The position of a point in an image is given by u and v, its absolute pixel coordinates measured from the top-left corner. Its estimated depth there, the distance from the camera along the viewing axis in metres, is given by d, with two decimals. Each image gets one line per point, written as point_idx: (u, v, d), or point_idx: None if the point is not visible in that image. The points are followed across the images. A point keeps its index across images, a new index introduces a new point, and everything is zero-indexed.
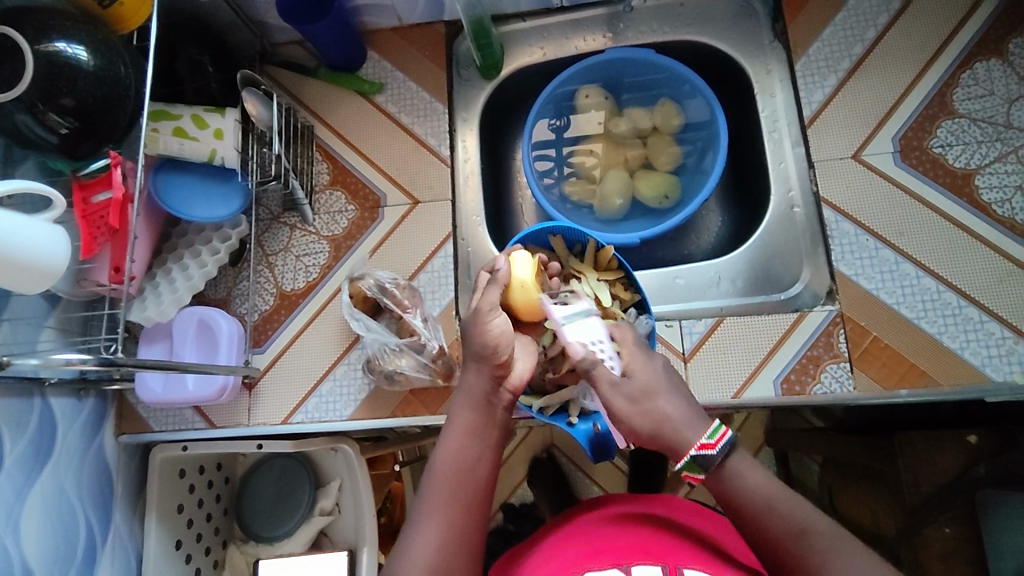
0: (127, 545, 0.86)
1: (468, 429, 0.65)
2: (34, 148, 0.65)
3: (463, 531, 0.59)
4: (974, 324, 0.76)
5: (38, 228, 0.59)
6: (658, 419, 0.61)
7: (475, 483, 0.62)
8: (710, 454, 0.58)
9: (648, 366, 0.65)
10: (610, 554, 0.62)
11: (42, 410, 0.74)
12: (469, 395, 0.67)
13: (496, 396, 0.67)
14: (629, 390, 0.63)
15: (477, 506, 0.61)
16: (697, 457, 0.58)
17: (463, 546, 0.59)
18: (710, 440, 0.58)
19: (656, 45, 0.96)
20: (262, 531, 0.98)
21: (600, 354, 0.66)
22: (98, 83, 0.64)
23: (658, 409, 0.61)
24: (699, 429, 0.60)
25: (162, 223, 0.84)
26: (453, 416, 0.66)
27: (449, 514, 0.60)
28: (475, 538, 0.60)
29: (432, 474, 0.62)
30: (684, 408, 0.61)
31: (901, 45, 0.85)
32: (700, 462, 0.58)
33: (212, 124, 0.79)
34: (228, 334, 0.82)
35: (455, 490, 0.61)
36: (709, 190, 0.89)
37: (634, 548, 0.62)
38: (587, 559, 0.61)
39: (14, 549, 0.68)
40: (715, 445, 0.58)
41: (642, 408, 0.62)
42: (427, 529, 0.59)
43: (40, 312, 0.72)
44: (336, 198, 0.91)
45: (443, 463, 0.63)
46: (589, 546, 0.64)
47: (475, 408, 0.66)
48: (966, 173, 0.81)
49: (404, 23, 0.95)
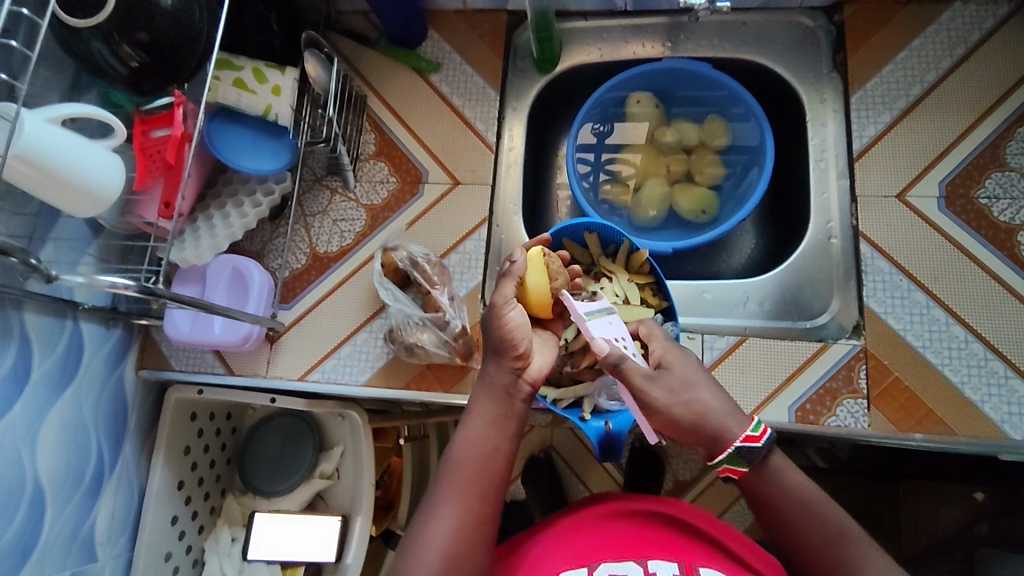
0: (132, 478, 0.88)
1: (490, 420, 0.67)
2: (101, 76, 0.67)
3: (475, 521, 0.63)
4: (998, 378, 0.76)
5: (96, 153, 0.61)
6: (700, 409, 0.64)
7: (491, 473, 0.65)
8: (755, 446, 0.63)
9: (684, 359, 0.67)
10: (628, 546, 0.66)
11: (72, 333, 0.76)
12: (489, 386, 0.68)
13: (516, 388, 0.68)
14: (669, 381, 0.64)
15: (491, 495, 0.65)
16: (743, 447, 0.63)
17: (476, 533, 0.62)
18: (755, 433, 0.63)
19: (713, 60, 0.96)
20: (260, 485, 0.99)
21: (625, 349, 0.67)
22: (173, 23, 0.66)
23: (696, 400, 0.64)
24: (741, 423, 0.64)
25: (209, 169, 0.86)
26: (473, 405, 0.68)
27: (465, 502, 0.63)
28: (487, 526, 0.64)
29: (452, 462, 0.65)
30: (722, 400, 0.65)
31: (960, 91, 0.85)
32: (744, 453, 0.63)
33: (270, 80, 0.81)
34: (259, 285, 0.84)
35: (473, 479, 0.64)
36: (748, 210, 0.89)
37: (652, 541, 0.67)
38: (605, 549, 0.66)
39: (28, 464, 0.70)
40: (759, 438, 0.63)
41: (683, 398, 0.64)
42: (442, 515, 0.62)
43: (84, 238, 0.74)
44: (379, 168, 0.92)
45: (463, 452, 0.66)
46: (606, 534, 0.68)
47: (497, 400, 0.68)
48: (1010, 228, 0.80)
49: (468, 7, 0.96)
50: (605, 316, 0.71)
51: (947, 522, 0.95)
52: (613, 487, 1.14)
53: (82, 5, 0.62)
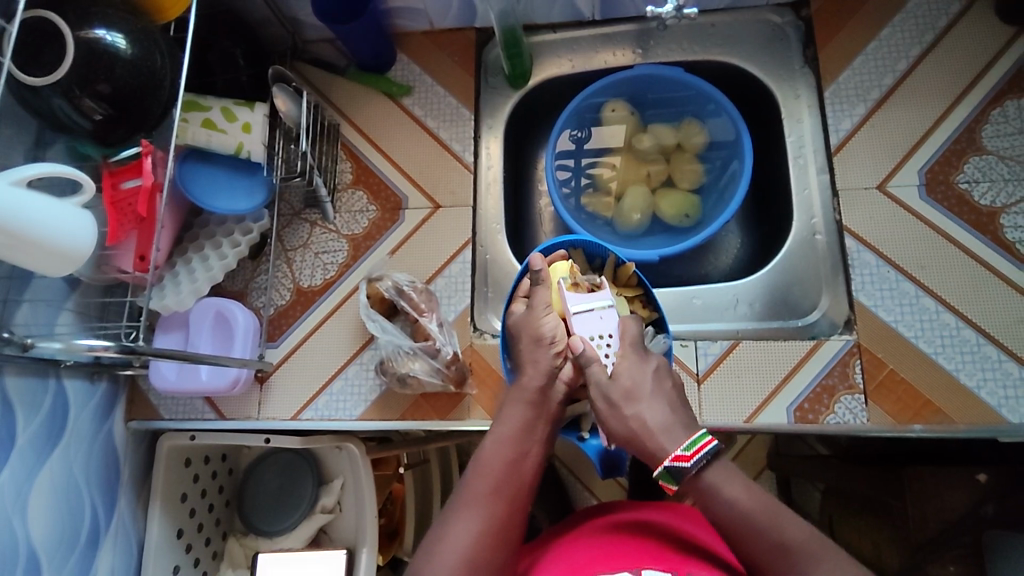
0: (130, 533, 0.86)
1: (520, 427, 0.67)
2: (66, 132, 0.65)
3: (503, 529, 0.61)
4: (992, 363, 0.76)
5: (64, 213, 0.59)
6: (637, 426, 0.64)
7: (520, 477, 0.64)
8: (684, 465, 0.60)
9: (637, 369, 0.67)
10: (623, 558, 0.64)
11: (56, 391, 0.74)
12: (523, 394, 0.69)
13: (548, 395, 0.69)
14: (612, 393, 0.66)
15: (518, 502, 0.63)
16: (672, 467, 0.61)
17: (503, 535, 0.61)
18: (687, 452, 0.60)
19: (685, 63, 0.96)
20: (263, 525, 0.98)
21: (600, 347, 0.70)
22: (134, 73, 0.65)
23: (636, 416, 0.64)
24: (678, 441, 0.62)
25: (185, 212, 0.85)
26: (507, 412, 0.68)
27: (495, 503, 0.62)
28: (517, 528, 0.63)
29: (479, 465, 0.64)
30: (663, 416, 0.64)
31: (931, 77, 0.85)
32: (674, 472, 0.61)
33: (240, 118, 0.80)
34: (244, 327, 0.82)
35: (501, 481, 0.63)
36: (731, 210, 0.88)
37: (647, 552, 0.65)
38: (602, 561, 0.64)
39: (21, 530, 0.69)
40: (690, 457, 0.60)
41: (622, 413, 0.65)
42: (470, 514, 0.61)
43: (61, 295, 0.73)
44: (358, 197, 0.91)
45: (493, 455, 0.65)
46: (599, 550, 0.67)
47: (527, 407, 0.68)
48: (991, 211, 0.80)
49: (435, 28, 0.95)
50: (599, 310, 0.73)
51: (953, 506, 0.92)
52: (620, 493, 1.13)
53: (39, 63, 0.61)
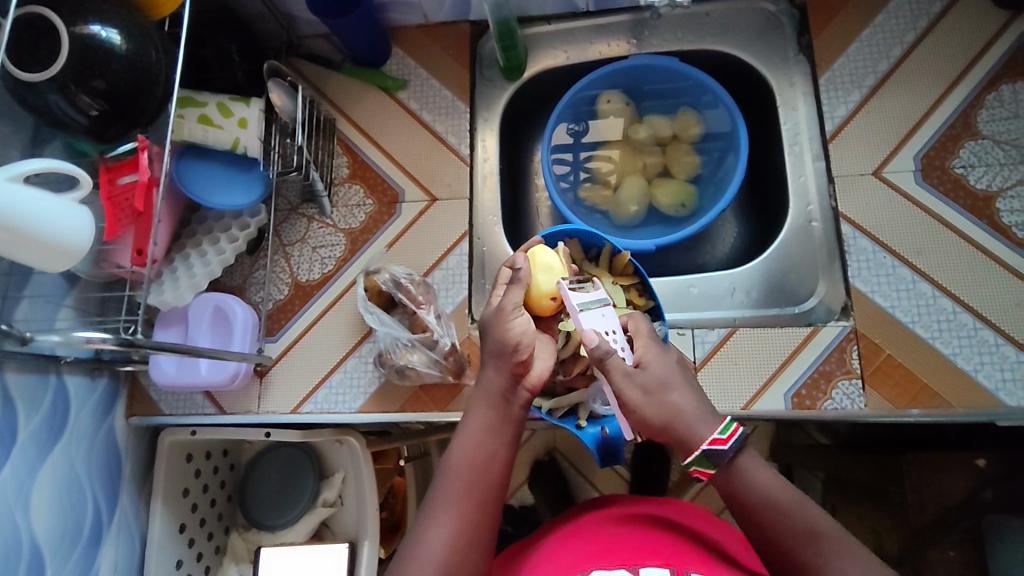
0: (132, 528, 0.86)
1: (486, 426, 0.67)
2: (63, 129, 0.65)
3: (473, 530, 0.62)
4: (989, 347, 0.76)
5: (64, 208, 0.60)
6: (671, 412, 0.63)
7: (488, 478, 0.64)
8: (722, 449, 0.61)
9: (664, 359, 0.67)
10: (621, 553, 0.64)
11: (57, 388, 0.74)
12: (486, 393, 0.68)
13: (514, 394, 0.68)
14: (643, 380, 0.64)
15: (488, 504, 0.64)
16: (709, 451, 0.61)
17: (476, 540, 0.62)
18: (722, 436, 0.62)
19: (679, 53, 0.96)
20: (264, 519, 0.98)
21: (613, 343, 0.66)
22: (129, 68, 0.65)
23: (670, 400, 0.64)
24: (711, 426, 0.63)
25: (183, 209, 0.85)
26: (471, 413, 0.68)
27: (463, 506, 0.63)
28: (489, 529, 0.63)
29: (448, 469, 0.65)
30: (694, 403, 0.64)
31: (926, 62, 0.85)
32: (712, 457, 0.61)
33: (236, 113, 0.80)
34: (243, 321, 0.83)
35: (468, 485, 0.64)
36: (727, 199, 0.89)
37: (644, 548, 0.64)
38: (600, 557, 0.64)
39: (24, 525, 0.69)
40: (726, 440, 0.62)
41: (657, 399, 0.63)
42: (440, 523, 0.61)
43: (60, 291, 0.74)
44: (354, 191, 0.91)
45: (459, 458, 0.65)
46: (597, 543, 0.67)
47: (492, 405, 0.67)
48: (988, 195, 0.80)
49: (430, 21, 0.95)
50: (600, 310, 0.69)
51: (952, 491, 0.93)
52: (621, 484, 1.14)
53: (34, 59, 0.61)
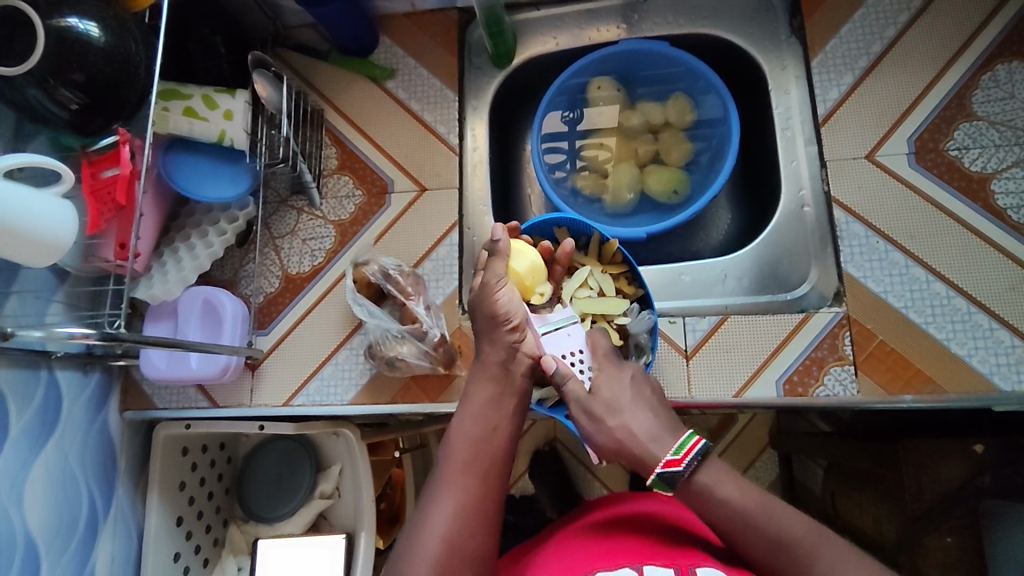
0: (128, 521, 0.87)
1: (487, 403, 0.68)
2: (45, 124, 0.65)
3: (477, 503, 0.62)
4: (983, 331, 0.75)
5: (45, 201, 0.59)
6: (622, 435, 0.65)
7: (489, 453, 0.65)
8: (676, 470, 0.62)
9: (616, 380, 0.69)
10: (621, 556, 0.62)
11: (48, 383, 0.74)
12: (486, 368, 0.70)
13: (513, 365, 0.70)
14: (593, 406, 0.68)
15: (492, 477, 0.64)
16: (664, 473, 0.62)
17: (479, 519, 0.61)
18: (676, 456, 0.62)
19: (669, 38, 0.95)
20: (262, 511, 0.99)
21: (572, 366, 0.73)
22: (108, 61, 0.65)
23: (620, 426, 0.66)
24: (666, 446, 0.64)
25: (171, 203, 0.85)
26: (473, 387, 0.69)
27: (467, 480, 0.63)
28: (494, 502, 0.63)
29: (451, 445, 0.65)
30: (648, 424, 0.65)
31: (920, 43, 0.84)
32: (667, 479, 0.62)
33: (222, 105, 0.80)
34: (233, 315, 0.83)
35: (470, 460, 0.64)
36: (719, 185, 0.88)
37: (644, 549, 0.63)
38: (598, 561, 0.62)
39: (18, 519, 0.69)
40: (681, 460, 0.62)
41: (607, 425, 0.66)
42: (444, 499, 0.62)
43: (49, 286, 0.73)
44: (344, 182, 0.91)
45: (461, 434, 0.66)
46: (595, 550, 0.65)
47: (492, 378, 0.69)
48: (982, 177, 0.79)
49: (417, 9, 0.94)
50: (567, 329, 0.75)
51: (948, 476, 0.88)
52: (620, 471, 1.14)
53: (11, 53, 0.61)
